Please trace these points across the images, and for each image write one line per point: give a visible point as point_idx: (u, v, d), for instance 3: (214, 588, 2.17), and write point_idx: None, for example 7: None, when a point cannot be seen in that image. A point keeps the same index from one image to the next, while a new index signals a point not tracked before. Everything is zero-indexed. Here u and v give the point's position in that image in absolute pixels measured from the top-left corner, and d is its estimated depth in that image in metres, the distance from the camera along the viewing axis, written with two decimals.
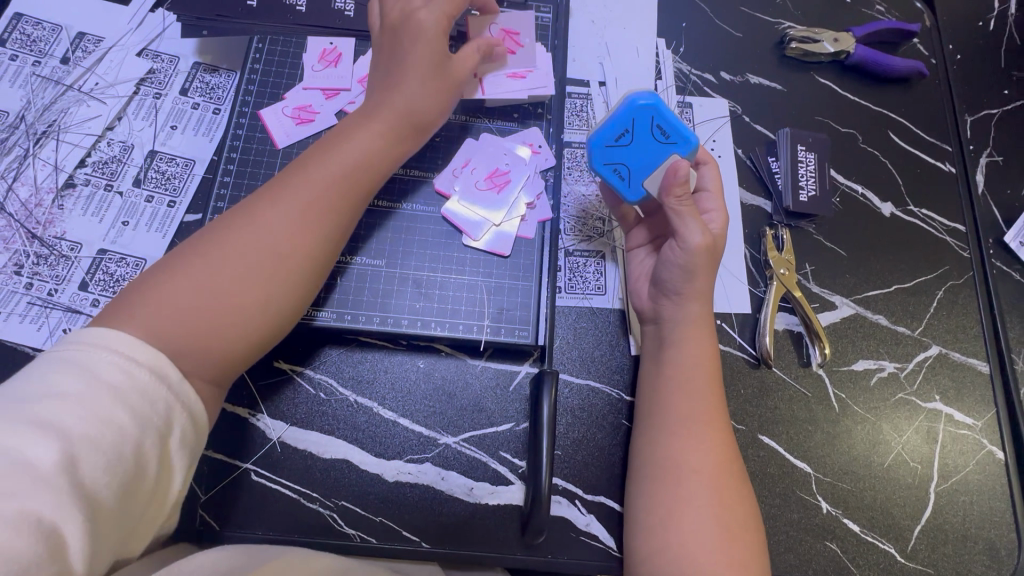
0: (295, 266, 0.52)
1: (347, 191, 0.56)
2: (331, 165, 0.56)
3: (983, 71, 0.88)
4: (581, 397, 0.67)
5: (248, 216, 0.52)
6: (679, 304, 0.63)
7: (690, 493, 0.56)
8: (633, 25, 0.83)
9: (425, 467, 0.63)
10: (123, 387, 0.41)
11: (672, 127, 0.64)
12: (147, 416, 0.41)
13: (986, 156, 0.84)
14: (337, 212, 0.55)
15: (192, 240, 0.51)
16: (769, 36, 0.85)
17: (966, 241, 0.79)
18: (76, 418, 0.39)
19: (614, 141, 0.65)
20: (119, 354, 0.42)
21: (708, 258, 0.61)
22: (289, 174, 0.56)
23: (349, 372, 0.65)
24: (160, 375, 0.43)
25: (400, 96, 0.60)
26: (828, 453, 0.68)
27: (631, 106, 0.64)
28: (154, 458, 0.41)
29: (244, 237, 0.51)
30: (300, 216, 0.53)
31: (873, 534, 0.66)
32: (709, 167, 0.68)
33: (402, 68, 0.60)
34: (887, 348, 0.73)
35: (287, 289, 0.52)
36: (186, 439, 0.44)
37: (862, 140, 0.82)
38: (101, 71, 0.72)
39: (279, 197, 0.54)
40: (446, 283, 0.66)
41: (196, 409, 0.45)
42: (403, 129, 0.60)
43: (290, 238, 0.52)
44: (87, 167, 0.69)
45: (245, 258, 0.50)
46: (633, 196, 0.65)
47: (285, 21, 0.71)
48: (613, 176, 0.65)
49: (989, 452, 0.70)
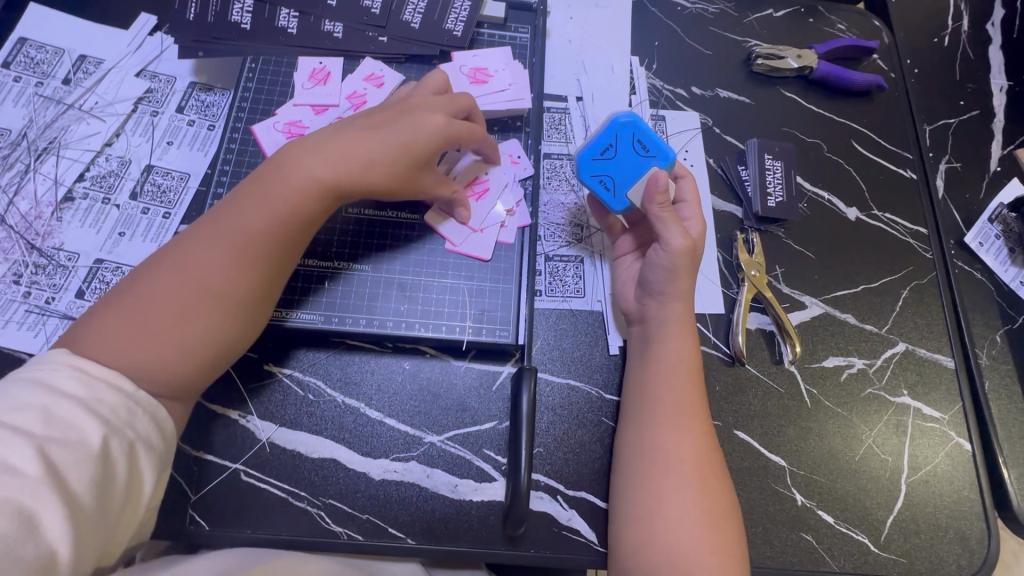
0: (234, 298, 0.54)
1: (288, 221, 0.57)
2: (273, 196, 0.57)
3: (940, 84, 0.93)
4: (562, 396, 0.69)
5: (190, 247, 0.55)
6: (663, 304, 0.66)
7: (675, 483, 0.58)
8: (608, 44, 0.88)
9: (410, 465, 0.64)
10: (85, 398, 0.46)
11: (653, 142, 0.68)
12: (111, 421, 0.46)
13: (945, 162, 0.88)
14: (285, 242, 0.57)
15: (152, 261, 0.55)
16: (737, 53, 0.90)
17: (928, 243, 0.82)
18: (43, 426, 0.43)
19: (600, 154, 0.69)
20: (79, 370, 0.47)
21: (689, 258, 0.65)
22: (234, 204, 0.57)
23: (337, 374, 0.67)
24: (117, 387, 0.48)
25: (361, 130, 0.61)
26: (801, 447, 0.70)
27: (617, 123, 0.68)
28: (122, 458, 0.46)
29: (193, 265, 0.54)
30: (239, 249, 0.55)
31: (847, 525, 0.68)
32: (687, 180, 0.72)
33: (374, 116, 0.63)
34: (856, 346, 0.76)
35: (227, 320, 0.54)
36: (154, 441, 0.49)
37: (827, 149, 0.86)
38: (101, 90, 0.76)
39: (229, 224, 0.56)
40: (430, 286, 0.69)
41: (161, 415, 0.50)
42: (358, 168, 0.59)
43: (229, 272, 0.54)
44: (85, 181, 0.72)
45: (191, 286, 0.53)
46: (618, 205, 0.69)
47: (277, 43, 0.75)
48: (598, 186, 0.69)
49: (957, 444, 0.73)
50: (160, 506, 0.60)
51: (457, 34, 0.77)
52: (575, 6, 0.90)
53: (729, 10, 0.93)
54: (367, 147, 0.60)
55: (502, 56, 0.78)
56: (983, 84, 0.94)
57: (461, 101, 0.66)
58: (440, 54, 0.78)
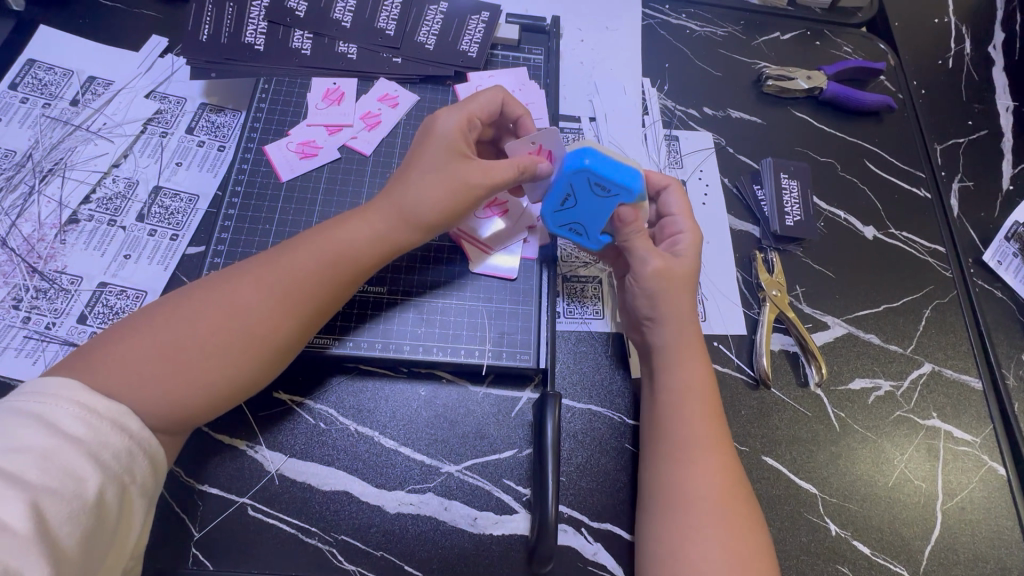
0: (261, 352, 0.51)
1: (329, 270, 0.55)
2: (320, 247, 0.56)
3: (947, 105, 0.94)
4: (584, 422, 0.66)
5: (230, 287, 0.53)
6: (655, 329, 0.63)
7: (698, 521, 0.54)
8: (619, 66, 0.88)
9: (427, 498, 0.61)
10: (86, 438, 0.43)
11: (609, 177, 0.60)
12: (111, 467, 0.43)
13: (958, 181, 0.88)
14: (324, 289, 0.55)
15: (182, 294, 0.53)
16: (746, 75, 0.91)
17: (946, 261, 0.82)
18: (39, 473, 0.40)
19: (561, 205, 0.63)
20: (81, 405, 0.44)
21: (668, 281, 0.62)
22: (280, 250, 0.56)
23: (350, 401, 0.64)
24: (121, 427, 0.45)
25: (404, 179, 0.59)
26: (832, 474, 0.68)
27: (567, 169, 0.61)
28: (117, 507, 0.43)
29: (226, 303, 0.51)
30: (277, 299, 0.53)
31: (884, 557, 0.65)
32: (671, 190, 0.67)
33: (415, 164, 0.60)
34: (882, 367, 0.74)
35: (247, 370, 0.51)
36: (147, 486, 0.46)
37: (840, 169, 0.86)
38: (110, 111, 0.75)
39: (269, 267, 0.54)
40: (447, 309, 0.67)
41: (158, 454, 0.47)
42: (405, 224, 0.58)
43: (264, 316, 0.52)
44: (90, 204, 0.70)
45: (221, 326, 0.50)
46: (596, 245, 0.66)
47: (290, 64, 0.74)
48: (571, 235, 0.65)
49: (991, 469, 0.70)
50: (163, 544, 0.57)
51: (472, 55, 0.77)
52: (586, 29, 0.90)
53: (737, 33, 0.94)
54: (406, 203, 0.58)
55: (519, 79, 0.78)
56: (990, 104, 0.95)
57: (475, 110, 0.63)
58: (454, 74, 0.78)
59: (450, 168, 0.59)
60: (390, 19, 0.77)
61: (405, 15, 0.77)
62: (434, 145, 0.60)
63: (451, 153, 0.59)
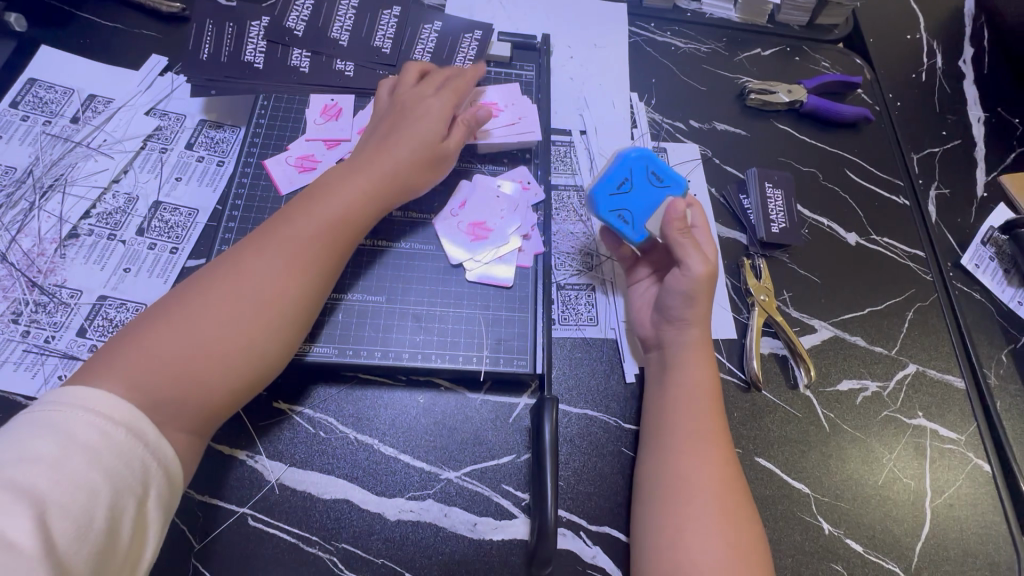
0: (279, 317, 0.56)
1: (329, 239, 0.60)
2: (314, 220, 0.60)
3: (922, 116, 0.98)
4: (581, 426, 0.68)
5: (236, 267, 0.56)
6: (681, 330, 0.65)
7: (696, 513, 0.56)
8: (608, 82, 0.91)
9: (427, 504, 0.62)
10: (101, 449, 0.43)
11: (665, 173, 0.68)
12: (125, 479, 0.44)
13: (935, 188, 0.92)
14: (328, 256, 0.60)
15: (187, 284, 0.56)
16: (730, 89, 0.94)
17: (927, 265, 0.85)
18: (51, 486, 0.41)
19: (616, 188, 0.68)
20: (98, 415, 0.45)
21: (709, 284, 0.65)
22: (275, 227, 0.60)
23: (350, 409, 0.65)
24: (137, 435, 0.46)
25: (386, 154, 0.66)
26: (824, 474, 0.69)
27: (628, 156, 0.68)
28: (130, 517, 0.43)
29: (236, 282, 0.55)
30: (286, 271, 0.57)
31: (876, 554, 0.66)
32: (697, 208, 0.69)
33: (396, 138, 0.67)
34: (868, 368, 0.76)
35: (269, 336, 0.55)
36: (162, 499, 0.47)
37: (822, 178, 0.89)
38: (110, 128, 0.76)
39: (270, 242, 0.58)
40: (445, 316, 0.68)
41: (172, 464, 0.48)
42: (392, 190, 0.66)
43: (277, 287, 0.56)
44: (91, 218, 0.71)
45: (236, 302, 0.54)
46: (637, 236, 0.68)
47: (289, 81, 0.76)
48: (617, 221, 0.67)
49: (977, 466, 0.72)
50: (164, 556, 0.57)
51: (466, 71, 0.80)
52: (575, 45, 0.94)
53: (720, 49, 0.98)
54: (392, 173, 0.65)
55: (510, 92, 0.80)
56: (962, 115, 0.99)
57: (460, 92, 0.72)
58: None
59: (428, 142, 0.68)
60: (386, 38, 0.80)
61: (401, 35, 0.80)
62: (417, 122, 0.68)
63: (432, 129, 0.68)
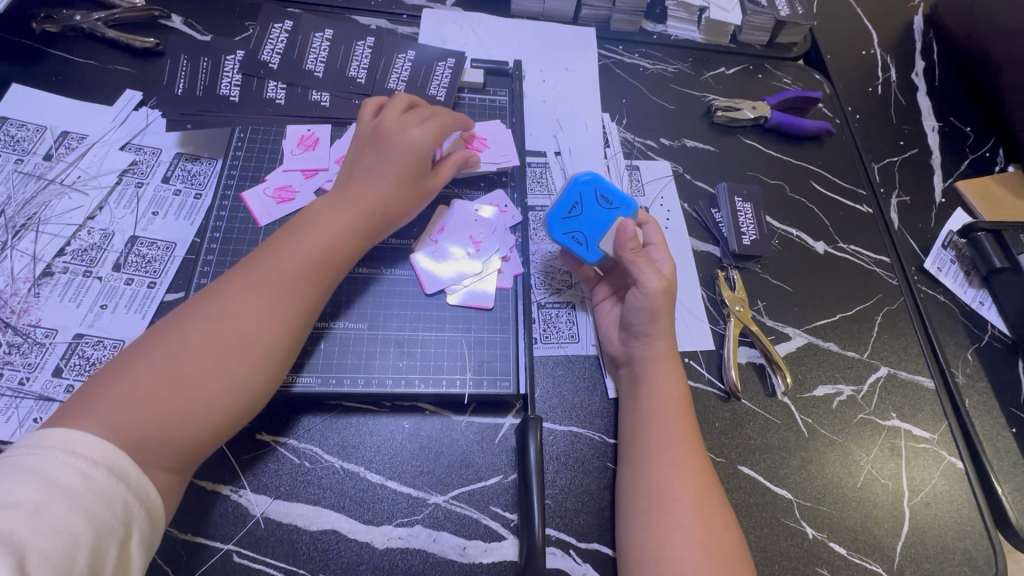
0: (262, 351, 0.56)
1: (314, 270, 0.61)
2: (298, 253, 0.61)
3: (880, 127, 1.03)
4: (566, 444, 0.68)
5: (218, 302, 0.56)
6: (647, 344, 0.67)
7: (676, 523, 0.57)
8: (579, 104, 0.94)
9: (415, 530, 0.62)
10: (82, 491, 0.43)
11: (614, 195, 0.73)
12: (106, 520, 0.43)
13: (896, 196, 0.96)
14: (311, 288, 0.60)
15: (170, 318, 0.56)
16: (698, 107, 0.98)
17: (892, 270, 0.88)
18: (31, 531, 0.40)
19: (568, 212, 0.72)
20: (79, 456, 0.44)
21: (667, 299, 0.67)
22: (259, 260, 0.60)
23: (334, 438, 0.65)
24: (120, 475, 0.46)
25: (370, 185, 0.66)
26: (805, 479, 0.71)
27: (578, 183, 0.73)
28: (113, 560, 0.43)
29: (219, 317, 0.55)
30: (268, 305, 0.57)
31: (859, 556, 0.68)
32: (652, 225, 0.74)
33: (380, 168, 0.67)
34: (842, 373, 0.78)
35: (254, 371, 0.55)
36: (146, 538, 0.46)
37: (789, 190, 0.92)
38: (84, 165, 0.76)
39: (252, 275, 0.59)
40: (427, 340, 0.69)
41: (154, 503, 0.48)
42: (376, 221, 0.66)
43: (259, 321, 0.56)
44: (65, 256, 0.70)
45: (218, 338, 0.54)
46: (592, 256, 0.72)
47: (265, 113, 0.77)
48: (570, 242, 0.72)
49: (950, 463, 0.75)
50: None
51: (440, 98, 0.82)
52: (547, 69, 0.96)
53: (687, 69, 1.02)
54: (375, 204, 0.66)
55: (494, 128, 0.81)
56: (918, 125, 1.04)
57: (448, 121, 0.72)
58: None
59: (413, 177, 0.68)
60: (361, 69, 0.82)
61: (375, 65, 0.82)
62: (403, 151, 0.68)
63: (416, 160, 0.68)
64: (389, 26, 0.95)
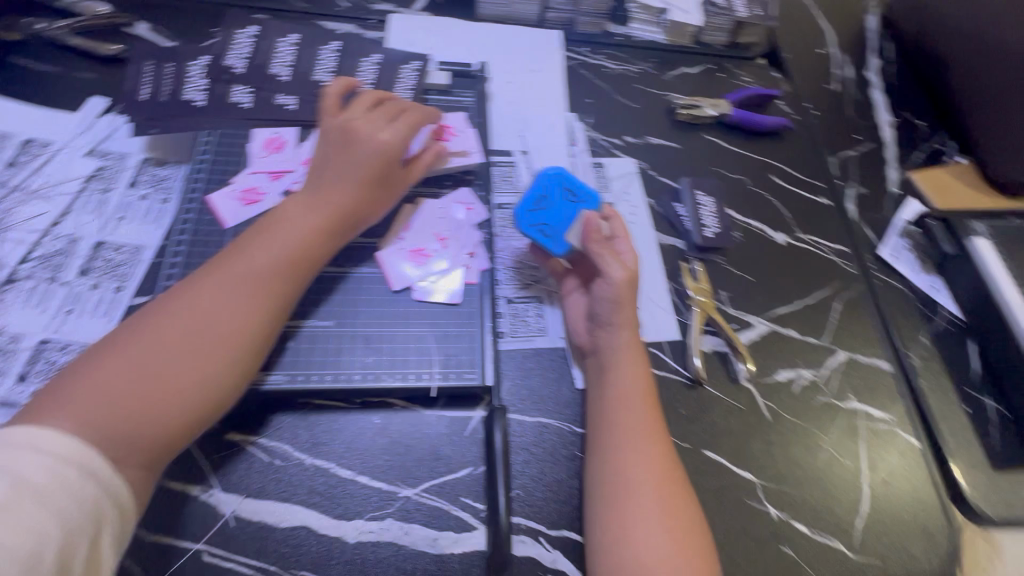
0: (230, 349, 0.56)
1: (283, 270, 0.61)
2: (267, 253, 0.61)
3: (836, 122, 1.07)
4: (535, 434, 0.70)
5: (186, 301, 0.57)
6: (612, 333, 0.69)
7: (638, 506, 0.59)
8: (545, 104, 0.96)
9: (386, 523, 0.62)
10: (51, 488, 0.43)
11: (579, 189, 0.76)
12: (75, 517, 0.43)
13: (852, 188, 0.99)
14: (281, 287, 0.61)
15: (138, 317, 0.56)
16: (661, 105, 1.01)
17: (849, 259, 0.91)
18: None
19: (534, 206, 0.74)
20: (48, 455, 0.45)
21: (631, 289, 0.69)
22: (228, 259, 0.61)
23: (305, 435, 0.65)
24: (90, 473, 0.46)
25: (340, 184, 0.67)
26: (767, 461, 0.73)
27: (544, 176, 0.76)
28: (82, 556, 0.43)
29: (187, 316, 0.56)
30: (237, 304, 0.58)
31: (821, 534, 0.70)
32: (617, 219, 0.74)
33: (350, 168, 0.68)
34: (803, 358, 0.81)
35: (222, 369, 0.55)
36: (117, 533, 0.47)
37: (750, 183, 0.95)
38: (48, 171, 0.76)
39: (221, 274, 0.59)
40: (395, 336, 0.70)
41: (125, 501, 0.48)
42: (347, 221, 0.67)
43: (227, 319, 0.57)
44: (30, 262, 0.70)
45: (185, 336, 0.55)
46: (559, 248, 0.73)
47: (231, 116, 0.78)
48: (538, 235, 0.73)
49: (906, 441, 0.77)
50: None
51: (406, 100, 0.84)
52: (513, 71, 0.98)
53: (650, 69, 1.04)
54: (345, 204, 0.67)
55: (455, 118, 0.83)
56: (873, 120, 1.08)
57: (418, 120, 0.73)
58: None
59: (384, 177, 0.69)
60: (327, 73, 0.83)
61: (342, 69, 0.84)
62: (373, 152, 0.69)
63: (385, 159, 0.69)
64: (357, 29, 0.96)
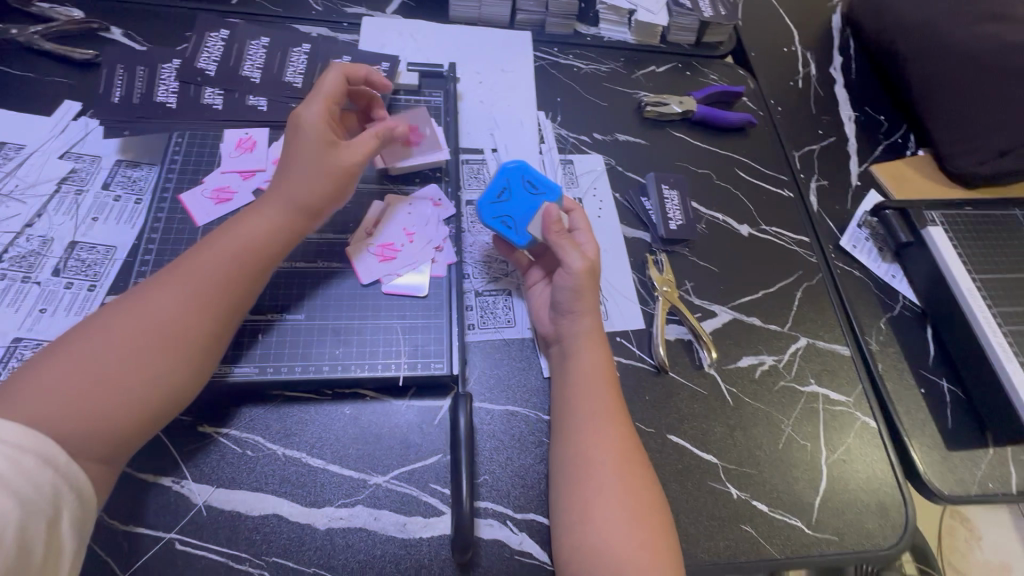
0: (181, 346, 0.57)
1: (238, 268, 0.63)
2: (222, 253, 0.63)
3: (800, 118, 1.10)
4: (502, 422, 0.72)
5: (140, 300, 0.58)
6: (574, 321, 0.71)
7: (598, 485, 0.61)
8: (515, 103, 0.99)
9: (356, 510, 0.64)
10: (10, 474, 0.45)
11: (540, 181, 0.77)
12: (34, 500, 0.45)
13: (814, 181, 1.03)
14: (234, 285, 0.62)
15: (93, 317, 0.58)
16: (629, 103, 1.03)
17: (811, 249, 0.94)
18: None
19: (497, 198, 0.77)
20: (6, 443, 0.46)
21: (590, 277, 0.71)
22: (185, 259, 0.62)
23: (276, 426, 0.67)
24: (48, 459, 0.48)
25: (293, 182, 0.68)
26: (730, 444, 0.75)
27: (504, 171, 0.78)
28: (41, 539, 0.45)
29: (138, 314, 0.57)
30: (187, 302, 0.59)
31: (780, 512, 0.72)
32: (578, 212, 0.79)
33: (298, 164, 0.68)
34: (765, 345, 0.84)
35: (173, 365, 0.57)
36: (75, 514, 0.49)
37: (715, 177, 0.98)
38: (22, 173, 0.77)
39: (176, 274, 0.61)
40: (365, 329, 0.72)
41: (82, 485, 0.50)
42: (299, 217, 0.68)
43: (178, 317, 0.58)
44: (4, 263, 0.71)
45: (136, 334, 0.56)
46: (521, 239, 0.75)
47: (203, 117, 0.80)
48: (501, 227, 0.76)
49: (864, 423, 0.80)
50: None
51: None
52: (484, 71, 1.01)
53: (618, 68, 1.07)
54: (298, 201, 0.68)
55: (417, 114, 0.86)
56: (835, 115, 1.11)
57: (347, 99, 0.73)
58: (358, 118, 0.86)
59: (332, 168, 0.70)
60: (297, 74, 0.85)
61: (312, 71, 0.86)
62: (313, 141, 0.69)
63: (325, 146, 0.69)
64: (329, 32, 0.98)
